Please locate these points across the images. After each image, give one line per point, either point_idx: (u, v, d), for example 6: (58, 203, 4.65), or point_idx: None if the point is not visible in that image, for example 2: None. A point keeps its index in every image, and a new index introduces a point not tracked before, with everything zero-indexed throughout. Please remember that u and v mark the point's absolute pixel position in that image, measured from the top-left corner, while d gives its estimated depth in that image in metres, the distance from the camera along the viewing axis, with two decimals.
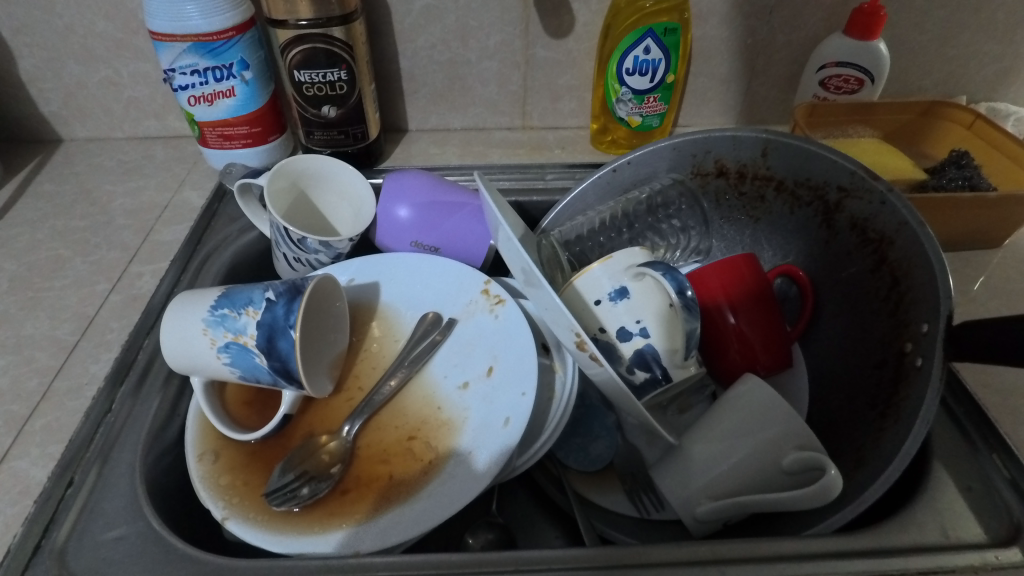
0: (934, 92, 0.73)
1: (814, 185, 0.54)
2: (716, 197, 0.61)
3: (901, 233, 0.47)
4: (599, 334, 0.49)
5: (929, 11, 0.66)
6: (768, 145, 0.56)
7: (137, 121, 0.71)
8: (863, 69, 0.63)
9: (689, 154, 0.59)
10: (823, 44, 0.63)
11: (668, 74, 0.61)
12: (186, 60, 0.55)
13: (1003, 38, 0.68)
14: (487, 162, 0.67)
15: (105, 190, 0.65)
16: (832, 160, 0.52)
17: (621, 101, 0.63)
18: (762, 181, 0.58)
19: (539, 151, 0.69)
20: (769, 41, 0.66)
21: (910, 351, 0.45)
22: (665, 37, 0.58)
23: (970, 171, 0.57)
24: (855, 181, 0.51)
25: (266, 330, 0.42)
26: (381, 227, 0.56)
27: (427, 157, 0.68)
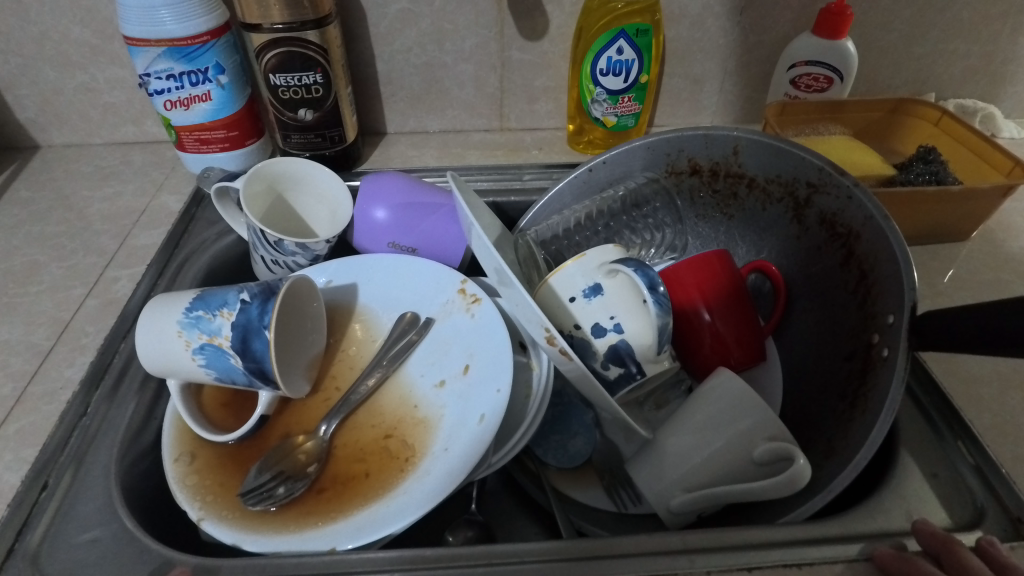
0: (903, 90, 0.74)
1: (784, 182, 0.55)
2: (690, 195, 0.62)
3: (868, 227, 0.48)
4: (573, 332, 0.49)
5: (896, 11, 0.67)
6: (739, 143, 0.56)
7: (115, 126, 0.71)
8: (832, 68, 0.64)
9: (663, 153, 0.60)
10: (793, 43, 0.64)
11: (641, 74, 0.62)
12: (161, 64, 0.55)
13: (968, 37, 0.70)
14: (465, 163, 0.68)
15: (82, 195, 0.65)
16: (800, 156, 0.53)
17: (596, 101, 0.64)
18: (734, 179, 0.59)
19: (516, 152, 0.70)
20: (740, 41, 0.67)
21: (877, 342, 0.46)
22: (637, 38, 0.59)
23: (936, 166, 0.58)
24: (823, 177, 0.52)
25: (240, 331, 0.43)
26: (358, 229, 0.56)
27: (405, 160, 0.68)
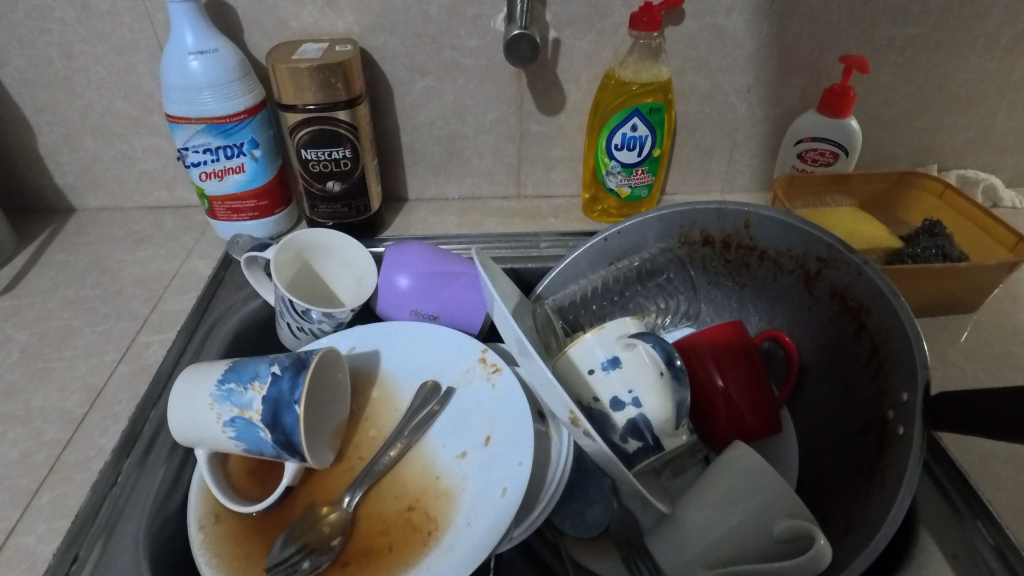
0: (906, 161, 0.77)
1: (794, 256, 0.57)
2: (703, 264, 0.64)
3: (878, 303, 0.50)
4: (593, 403, 0.50)
5: (897, 87, 0.70)
6: (750, 218, 0.59)
7: (149, 192, 0.74)
8: (837, 144, 0.66)
9: (675, 225, 0.62)
10: (798, 120, 0.67)
11: (654, 148, 0.64)
12: (200, 139, 0.58)
13: (967, 111, 0.73)
14: (483, 231, 0.70)
15: (115, 260, 0.67)
16: (810, 233, 0.55)
17: (611, 173, 0.66)
18: (746, 250, 0.61)
19: (533, 220, 0.72)
20: (748, 115, 0.70)
21: (892, 419, 0.47)
22: (650, 116, 0.62)
23: (942, 240, 0.60)
24: (832, 253, 0.54)
25: (271, 404, 0.44)
26: (381, 296, 0.58)
27: (426, 227, 0.71)
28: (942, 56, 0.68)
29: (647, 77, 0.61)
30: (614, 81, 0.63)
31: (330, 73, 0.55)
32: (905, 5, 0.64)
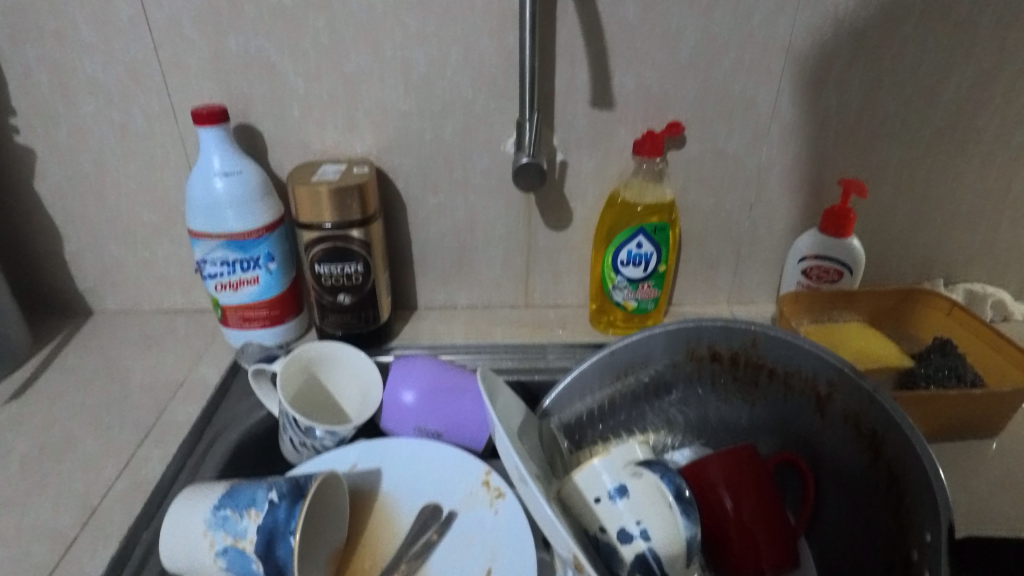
0: (912, 274, 0.77)
1: (805, 376, 0.56)
2: (713, 379, 0.62)
3: (892, 432, 0.49)
4: (600, 534, 0.48)
5: (896, 205, 0.72)
6: (757, 337, 0.58)
7: (165, 295, 0.76)
8: (841, 262, 0.67)
9: (682, 340, 0.61)
10: (801, 239, 0.68)
11: (659, 264, 0.66)
12: (218, 253, 0.61)
13: (968, 227, 0.74)
14: (490, 341, 0.70)
15: (125, 364, 0.68)
16: (818, 355, 0.55)
17: (617, 287, 0.67)
18: (755, 368, 0.60)
19: (540, 330, 0.72)
20: (751, 231, 0.72)
21: (916, 559, 0.45)
22: (654, 234, 0.64)
23: (954, 360, 0.60)
24: (841, 376, 0.53)
25: (265, 534, 0.43)
26: (385, 410, 0.58)
27: (433, 336, 0.71)
28: (938, 177, 0.70)
29: (651, 199, 0.64)
30: (619, 202, 0.65)
31: (347, 195, 0.57)
32: (898, 131, 0.67)
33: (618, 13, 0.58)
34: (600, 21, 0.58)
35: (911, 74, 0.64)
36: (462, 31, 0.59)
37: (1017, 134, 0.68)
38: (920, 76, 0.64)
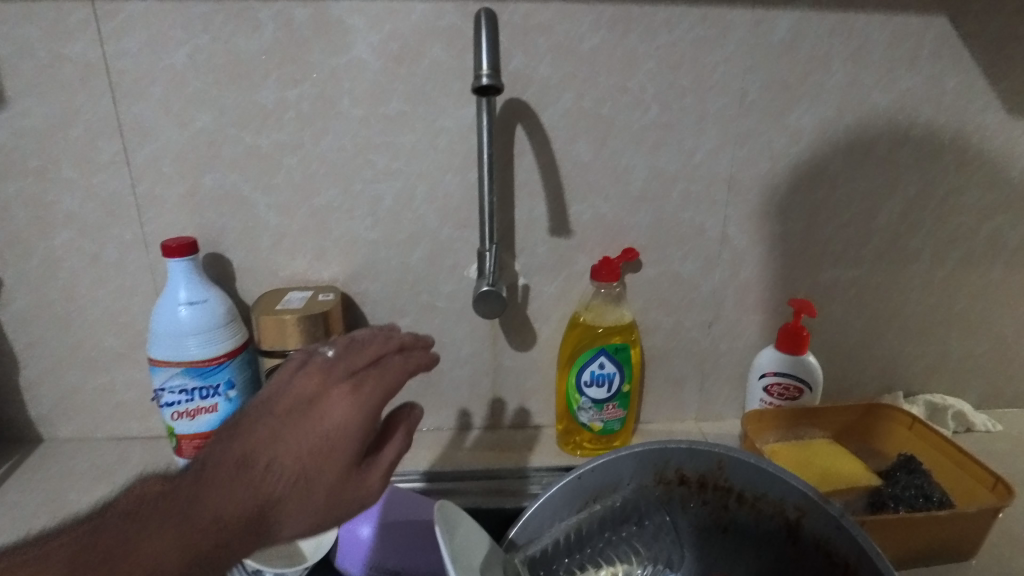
0: (872, 387, 0.79)
1: (773, 501, 0.56)
2: (681, 503, 0.61)
3: (863, 563, 0.48)
4: None
5: (848, 320, 0.75)
6: (722, 460, 0.58)
7: (121, 422, 0.73)
8: (800, 379, 0.68)
9: (649, 462, 0.60)
10: (760, 356, 0.70)
11: (623, 384, 0.66)
12: (177, 380, 0.60)
13: (919, 340, 0.77)
14: (456, 467, 0.69)
15: (69, 500, 0.64)
16: (784, 480, 0.54)
17: (583, 407, 0.67)
18: (723, 492, 0.59)
19: (507, 453, 0.71)
20: (713, 348, 0.73)
21: None
22: (616, 354, 0.65)
23: (920, 477, 0.60)
24: (808, 502, 0.53)
25: None
26: (342, 545, 0.55)
27: (398, 462, 0.69)
28: (884, 294, 0.74)
29: (611, 320, 0.66)
30: (580, 323, 0.67)
31: (312, 322, 0.58)
32: (840, 253, 0.71)
33: (572, 152, 0.63)
34: (555, 159, 0.63)
35: (846, 202, 0.69)
36: (428, 169, 0.63)
37: (950, 254, 0.73)
38: (854, 204, 0.69)
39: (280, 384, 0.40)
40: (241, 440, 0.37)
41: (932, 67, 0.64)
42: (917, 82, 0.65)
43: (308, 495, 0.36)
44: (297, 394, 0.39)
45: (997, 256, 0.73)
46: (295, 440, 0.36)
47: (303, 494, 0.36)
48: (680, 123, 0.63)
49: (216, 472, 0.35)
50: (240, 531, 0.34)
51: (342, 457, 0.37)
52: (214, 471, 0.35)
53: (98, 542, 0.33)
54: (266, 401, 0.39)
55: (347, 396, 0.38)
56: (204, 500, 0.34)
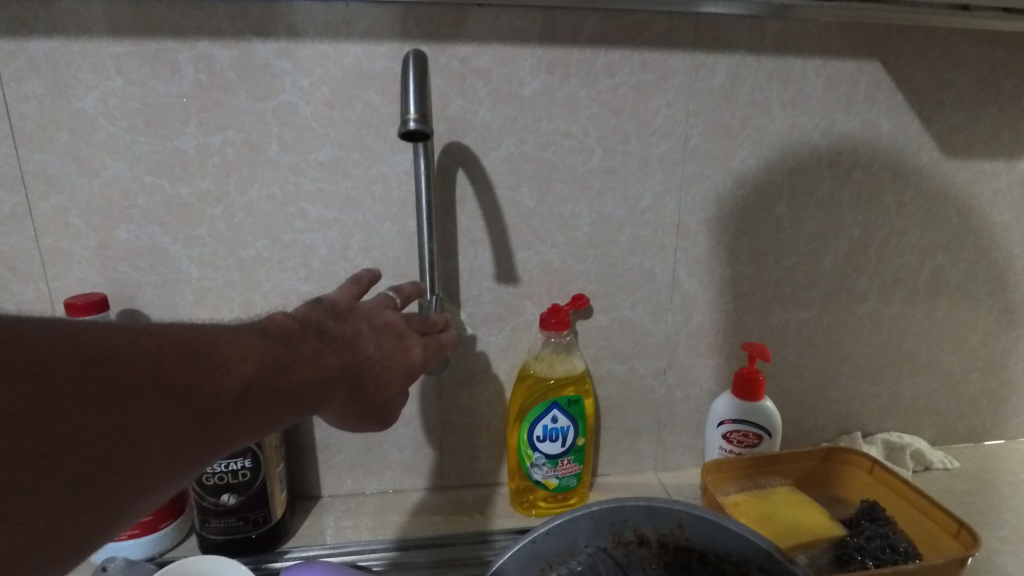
0: (830, 429, 0.77)
1: (736, 561, 0.53)
2: (641, 568, 0.57)
3: None
4: None
5: (802, 362, 0.74)
6: (682, 517, 0.55)
7: None
8: (758, 426, 0.66)
9: (606, 523, 0.56)
10: (716, 403, 0.68)
11: (577, 438, 0.63)
12: None
13: (872, 380, 0.76)
14: (400, 536, 0.63)
15: None
16: (747, 538, 0.52)
17: (535, 465, 0.63)
18: (684, 552, 0.56)
19: (457, 517, 0.66)
20: (668, 396, 0.71)
21: None
22: (569, 407, 0.62)
23: (884, 526, 0.58)
24: (773, 562, 0.50)
25: None
26: None
27: (336, 533, 0.64)
28: (836, 334, 0.73)
29: (562, 371, 0.63)
30: (530, 376, 0.63)
31: None
32: (790, 294, 0.71)
33: (516, 197, 0.61)
34: (499, 206, 0.61)
35: (793, 244, 0.69)
36: (364, 217, 0.60)
37: (896, 293, 0.73)
38: (800, 246, 0.69)
39: (370, 305, 0.47)
40: (349, 326, 0.43)
41: (867, 111, 0.66)
42: (854, 125, 0.66)
43: (383, 393, 0.44)
44: (389, 319, 0.47)
45: (940, 294, 0.74)
46: (386, 356, 0.44)
47: (382, 390, 0.44)
48: (624, 168, 0.62)
49: (338, 341, 0.41)
50: (327, 392, 0.39)
51: (404, 382, 0.46)
52: (334, 340, 0.41)
53: (276, 339, 0.37)
54: (366, 309, 0.45)
55: (420, 353, 0.47)
56: (331, 355, 0.40)
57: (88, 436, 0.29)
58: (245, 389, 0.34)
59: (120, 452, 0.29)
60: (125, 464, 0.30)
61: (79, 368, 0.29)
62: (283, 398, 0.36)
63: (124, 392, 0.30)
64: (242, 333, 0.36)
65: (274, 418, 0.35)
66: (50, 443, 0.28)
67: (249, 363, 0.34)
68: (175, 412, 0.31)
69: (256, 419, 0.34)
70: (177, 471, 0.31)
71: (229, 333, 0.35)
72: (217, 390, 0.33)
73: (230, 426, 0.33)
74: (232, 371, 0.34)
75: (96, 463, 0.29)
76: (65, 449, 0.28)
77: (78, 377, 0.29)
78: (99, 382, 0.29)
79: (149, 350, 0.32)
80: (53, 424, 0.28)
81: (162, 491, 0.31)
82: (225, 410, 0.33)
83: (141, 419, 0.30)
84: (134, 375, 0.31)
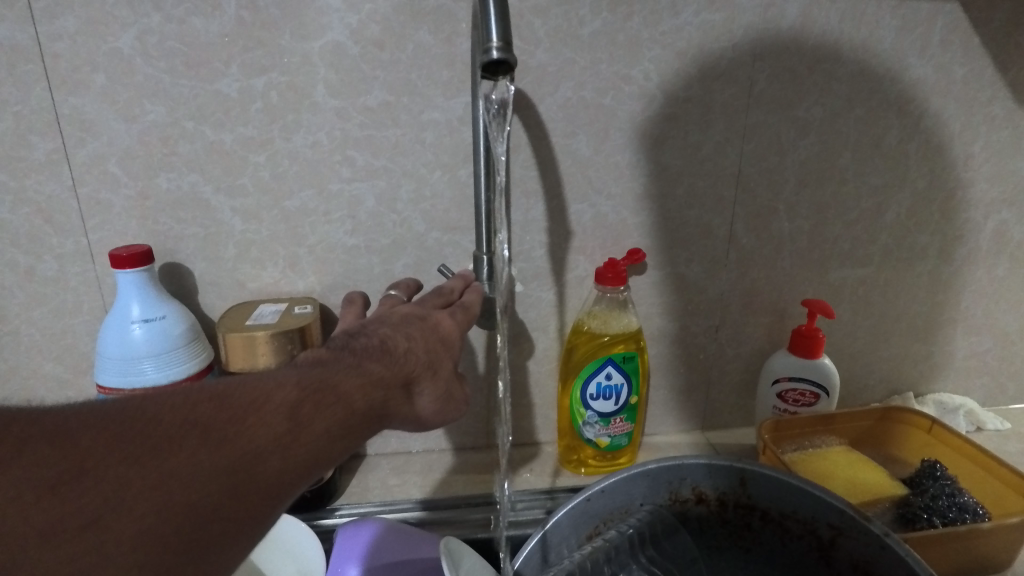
0: (880, 390, 0.76)
1: (803, 519, 0.52)
2: (699, 526, 0.56)
3: None
4: None
5: (857, 321, 0.72)
6: (745, 474, 0.54)
7: None
8: (815, 384, 0.65)
9: (663, 481, 0.55)
10: (772, 361, 0.66)
11: (631, 396, 0.61)
12: None
13: (926, 340, 0.74)
14: (451, 494, 0.62)
15: None
16: (816, 495, 0.50)
17: (587, 423, 0.62)
18: (746, 511, 0.55)
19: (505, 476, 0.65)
20: (719, 355, 0.69)
21: None
22: (623, 364, 0.60)
23: (950, 485, 0.56)
24: (845, 519, 0.49)
25: None
26: None
27: (385, 490, 0.63)
28: (892, 293, 0.71)
29: (617, 328, 0.60)
30: (584, 332, 0.61)
31: (288, 340, 0.52)
32: (849, 251, 0.68)
33: (572, 146, 0.58)
34: (553, 154, 0.58)
35: (854, 198, 0.66)
36: (413, 166, 0.57)
37: (957, 251, 0.70)
38: (862, 200, 0.66)
39: (386, 313, 0.47)
40: (373, 336, 0.42)
41: (942, 55, 0.62)
42: (926, 71, 0.62)
43: (435, 379, 0.43)
44: (410, 311, 0.46)
45: (1002, 252, 0.71)
46: (421, 341, 0.43)
47: (433, 373, 0.43)
48: (685, 116, 0.59)
49: (368, 351, 0.40)
50: (378, 398, 0.38)
51: (450, 355, 0.45)
52: (364, 351, 0.40)
53: (306, 368, 0.36)
54: (379, 318, 0.45)
55: (451, 322, 0.46)
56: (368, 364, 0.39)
57: (142, 491, 0.27)
58: (286, 414, 0.32)
59: (179, 502, 0.28)
60: (191, 514, 0.28)
61: (110, 437, 0.28)
62: (330, 415, 0.34)
63: (165, 442, 0.29)
64: (273, 371, 0.35)
65: (325, 438, 0.34)
66: (103, 503, 0.27)
67: (284, 389, 0.33)
68: (220, 451, 0.30)
69: (317, 437, 0.33)
70: (243, 510, 0.30)
71: (260, 374, 0.34)
72: (259, 420, 0.31)
73: (282, 454, 0.31)
74: (267, 400, 0.32)
75: (173, 520, 0.28)
76: (124, 507, 0.27)
77: (117, 439, 0.28)
78: (137, 440, 0.29)
79: (179, 404, 0.31)
80: (102, 487, 0.27)
81: (238, 537, 0.30)
82: (273, 439, 0.31)
83: (191, 462, 0.29)
84: (178, 428, 0.30)
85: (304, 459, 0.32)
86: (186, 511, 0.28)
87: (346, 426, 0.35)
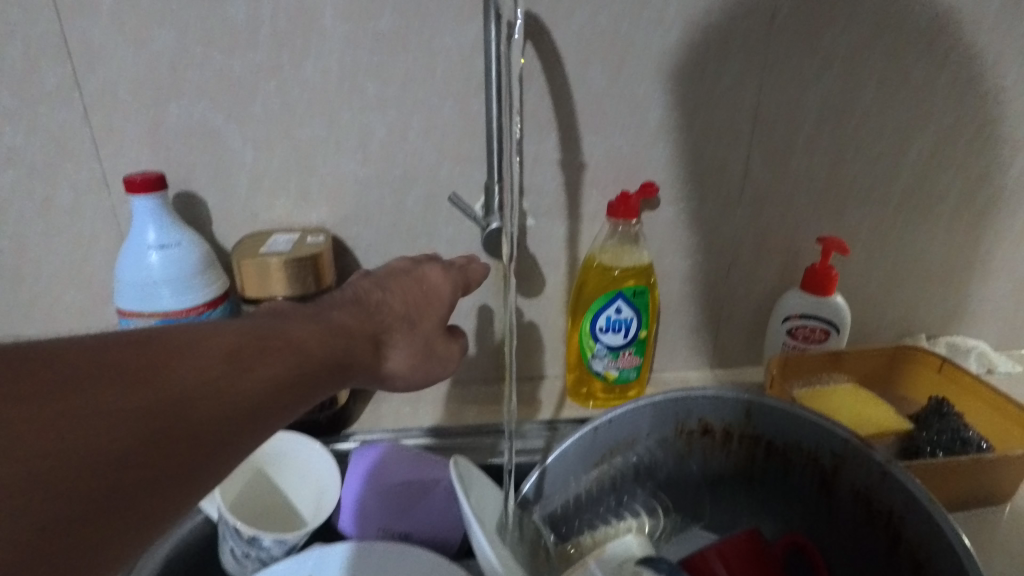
0: (891, 332, 0.76)
1: (807, 449, 0.52)
2: (704, 457, 0.58)
3: (911, 511, 0.45)
4: None
5: (872, 261, 0.71)
6: (751, 407, 0.54)
7: None
8: (826, 321, 0.65)
9: (671, 414, 0.56)
10: (784, 299, 0.66)
11: (640, 330, 0.62)
12: None
13: (943, 282, 0.73)
14: (461, 423, 0.64)
15: None
16: (822, 426, 0.51)
17: (596, 356, 0.62)
18: (751, 442, 0.56)
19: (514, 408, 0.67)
20: (730, 294, 0.69)
21: None
22: (634, 298, 0.60)
23: (955, 421, 0.56)
24: (848, 449, 0.49)
25: None
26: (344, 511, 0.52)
27: (397, 419, 0.65)
28: (910, 234, 0.70)
29: (628, 262, 0.60)
30: (595, 266, 0.61)
31: (302, 268, 0.53)
32: (868, 190, 0.67)
33: (586, 75, 0.57)
34: (567, 84, 0.57)
35: (877, 133, 0.64)
36: (424, 96, 0.56)
37: (981, 190, 0.69)
38: (885, 136, 0.64)
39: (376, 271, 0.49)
40: (349, 292, 0.44)
41: None
42: None
43: (409, 334, 0.44)
44: (397, 267, 0.48)
45: None
46: (401, 295, 0.45)
47: (416, 325, 0.45)
48: (704, 44, 0.57)
49: (347, 306, 0.42)
50: (332, 349, 0.38)
51: (440, 305, 0.47)
52: (325, 305, 0.41)
53: (244, 320, 0.35)
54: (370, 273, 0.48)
55: (443, 273, 0.48)
56: (317, 320, 0.38)
57: (66, 423, 0.25)
58: (226, 356, 0.31)
59: (108, 439, 0.26)
60: (121, 454, 0.26)
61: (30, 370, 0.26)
62: (274, 360, 0.34)
63: (88, 381, 0.27)
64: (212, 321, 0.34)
65: (271, 384, 0.33)
66: (26, 432, 0.24)
67: (224, 334, 0.33)
68: (147, 391, 0.28)
69: (262, 381, 0.32)
70: (175, 453, 0.28)
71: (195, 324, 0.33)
72: (193, 360, 0.30)
73: (220, 396, 0.30)
74: (201, 342, 0.31)
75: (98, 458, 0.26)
76: (44, 439, 0.25)
77: (38, 373, 0.26)
78: (54, 373, 0.27)
79: (100, 346, 0.29)
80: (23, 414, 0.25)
81: (169, 487, 0.28)
82: (209, 381, 0.30)
83: (116, 400, 0.27)
84: (102, 365, 0.28)
85: (246, 404, 0.31)
86: (110, 449, 0.26)
87: (294, 375, 0.34)
